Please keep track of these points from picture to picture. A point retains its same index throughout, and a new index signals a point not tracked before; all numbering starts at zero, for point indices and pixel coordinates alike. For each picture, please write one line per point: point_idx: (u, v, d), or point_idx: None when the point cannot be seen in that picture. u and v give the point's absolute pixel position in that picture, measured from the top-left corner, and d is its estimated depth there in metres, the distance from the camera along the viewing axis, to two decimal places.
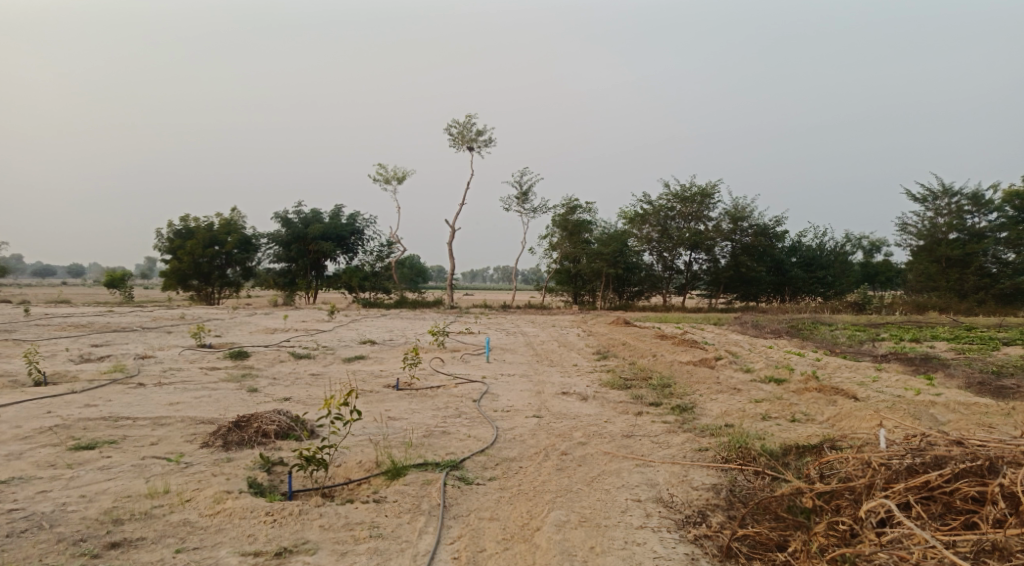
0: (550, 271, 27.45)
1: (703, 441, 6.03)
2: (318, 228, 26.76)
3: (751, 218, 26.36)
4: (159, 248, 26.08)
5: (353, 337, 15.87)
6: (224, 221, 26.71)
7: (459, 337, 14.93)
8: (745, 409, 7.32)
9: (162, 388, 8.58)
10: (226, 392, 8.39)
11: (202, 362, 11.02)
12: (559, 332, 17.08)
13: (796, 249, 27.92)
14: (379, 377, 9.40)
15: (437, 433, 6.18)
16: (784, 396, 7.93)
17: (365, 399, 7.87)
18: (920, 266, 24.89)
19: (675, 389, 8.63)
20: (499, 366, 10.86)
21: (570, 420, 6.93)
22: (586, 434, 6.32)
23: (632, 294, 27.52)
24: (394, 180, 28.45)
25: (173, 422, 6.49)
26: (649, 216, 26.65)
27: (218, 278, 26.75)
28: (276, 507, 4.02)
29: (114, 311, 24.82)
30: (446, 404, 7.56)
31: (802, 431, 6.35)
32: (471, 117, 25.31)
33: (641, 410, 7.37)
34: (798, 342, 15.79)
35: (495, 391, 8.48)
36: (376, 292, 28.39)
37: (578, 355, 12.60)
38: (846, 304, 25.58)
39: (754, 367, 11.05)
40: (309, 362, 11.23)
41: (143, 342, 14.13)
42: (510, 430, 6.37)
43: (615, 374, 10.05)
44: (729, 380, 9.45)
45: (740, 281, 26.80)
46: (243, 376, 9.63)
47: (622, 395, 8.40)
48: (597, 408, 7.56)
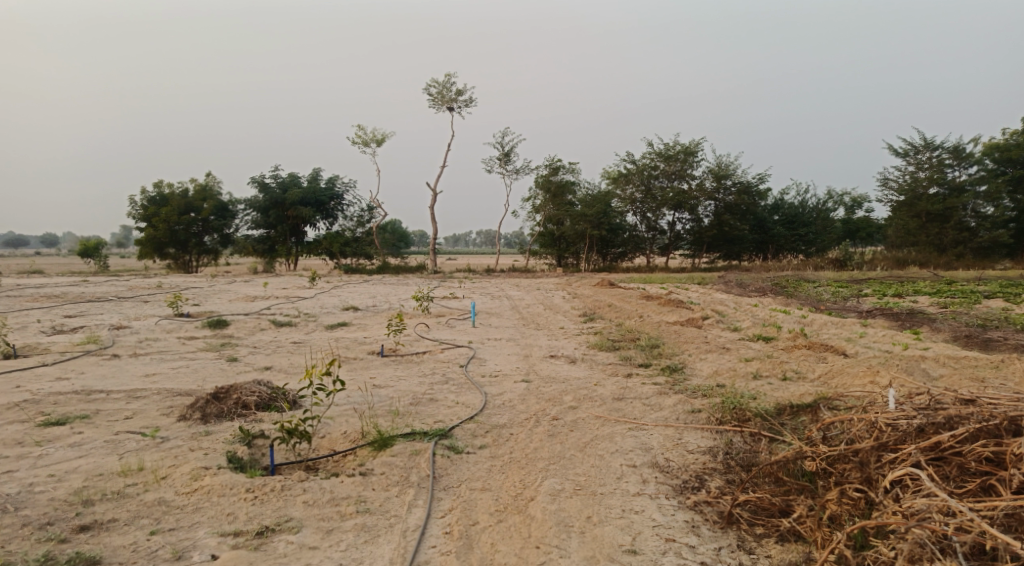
0: (534, 234, 27.20)
1: (696, 402, 5.92)
2: (296, 194, 26.17)
3: (735, 176, 26.16)
4: (132, 216, 25.40)
5: (335, 304, 15.62)
6: (199, 187, 26.03)
7: (444, 301, 14.74)
8: (736, 368, 7.23)
9: (138, 360, 8.31)
10: (205, 362, 8.14)
11: (179, 332, 10.73)
12: (544, 295, 16.94)
13: (779, 207, 27.89)
14: (363, 344, 9.20)
15: (424, 400, 6.00)
16: (775, 355, 7.85)
17: (349, 366, 7.67)
18: (901, 221, 24.99)
19: (665, 350, 8.53)
20: (485, 330, 10.70)
21: (560, 383, 6.80)
22: (576, 398, 6.18)
23: (615, 255, 27.42)
24: (373, 142, 27.85)
25: (149, 395, 6.25)
26: (633, 175, 26.37)
27: (195, 246, 26.19)
28: (257, 483, 3.83)
29: (89, 281, 24.26)
30: (432, 371, 7.39)
31: (795, 389, 6.27)
32: (452, 76, 24.66)
33: (632, 372, 7.25)
34: (784, 299, 15.79)
35: (482, 355, 8.32)
36: (358, 258, 28.00)
37: (564, 318, 12.47)
38: (828, 260, 25.67)
39: (742, 325, 10.98)
40: (290, 330, 10.98)
41: (118, 312, 13.76)
42: (499, 396, 6.21)
43: (603, 336, 9.93)
44: (718, 339, 9.36)
45: (723, 240, 26.74)
46: (222, 346, 9.37)
47: (611, 357, 8.27)
48: (587, 370, 7.43)
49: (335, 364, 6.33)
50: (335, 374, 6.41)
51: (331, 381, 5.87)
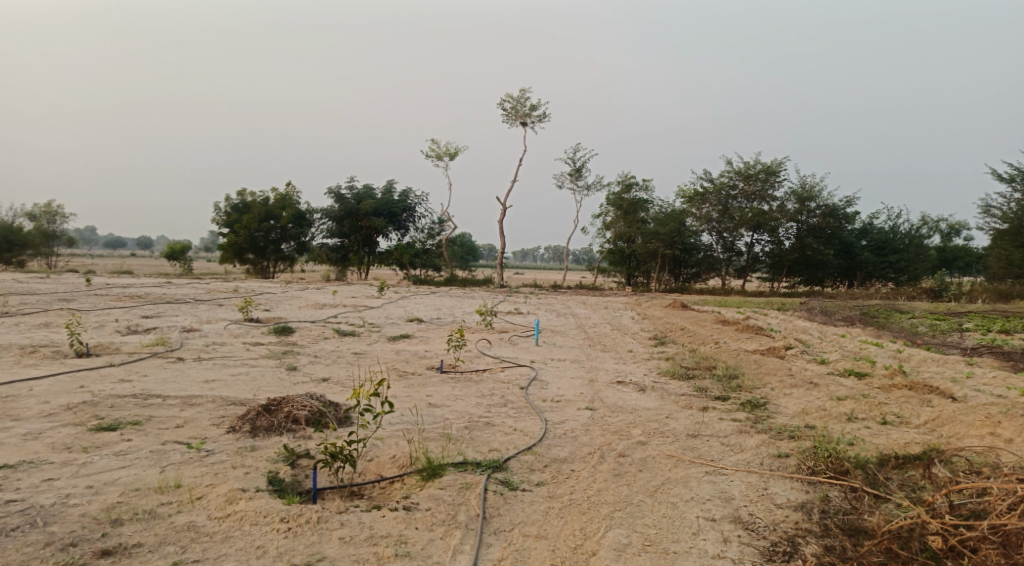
0: (604, 251, 26.64)
1: (781, 445, 5.31)
2: (370, 204, 26.53)
3: (820, 198, 24.86)
4: (216, 222, 26.40)
5: (401, 315, 15.54)
6: (279, 196, 26.83)
7: (510, 317, 14.40)
8: (826, 408, 6.52)
9: (200, 364, 8.30)
10: (264, 370, 8.04)
11: (245, 337, 10.78)
12: (613, 315, 16.37)
13: (867, 232, 26.30)
14: (423, 359, 8.93)
15: (481, 425, 5.62)
16: (870, 394, 7.08)
17: (407, 383, 7.38)
18: (1003, 252, 23.07)
19: (744, 382, 7.86)
20: (550, 350, 10.27)
21: (628, 414, 6.28)
22: (645, 432, 5.66)
23: (688, 275, 26.54)
24: (446, 155, 28.04)
25: (203, 402, 6.12)
26: (709, 194, 25.44)
27: (273, 253, 26.95)
28: (293, 513, 3.57)
29: (173, 283, 25.26)
30: (491, 392, 7.02)
31: (897, 436, 5.55)
32: (527, 91, 24.55)
33: (707, 405, 6.66)
34: (874, 331, 14.64)
35: (545, 378, 7.88)
36: (428, 270, 28.12)
37: (633, 341, 11.89)
38: (920, 290, 23.96)
39: (829, 358, 10.13)
40: (353, 340, 10.86)
41: (193, 314, 14.08)
42: (561, 424, 5.77)
43: (676, 362, 9.32)
44: (803, 373, 8.59)
45: (805, 265, 25.38)
46: (284, 353, 9.29)
47: (684, 386, 7.67)
48: (657, 401, 6.88)
49: (384, 382, 6.06)
50: (385, 392, 6.14)
51: (380, 400, 5.58)
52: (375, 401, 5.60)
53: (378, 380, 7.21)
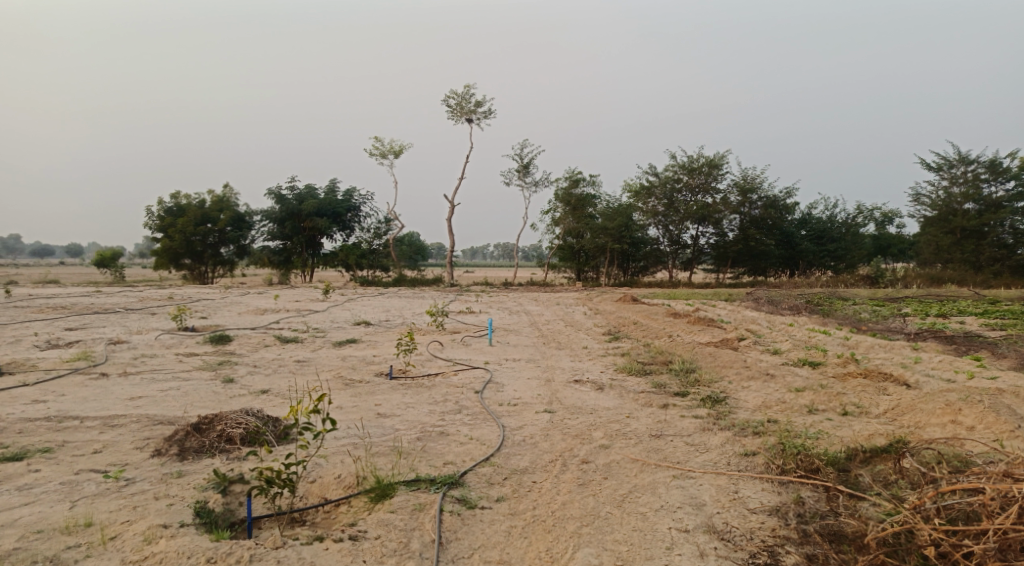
0: (553, 247, 26.50)
1: (746, 442, 5.12)
2: (312, 204, 25.69)
3: (761, 190, 25.27)
4: (149, 226, 25.12)
5: (347, 318, 14.98)
6: (216, 198, 25.72)
7: (461, 317, 14.02)
8: (786, 400, 6.41)
9: (127, 379, 7.66)
10: (197, 384, 7.46)
11: (178, 348, 10.09)
12: (565, 311, 16.17)
13: (806, 222, 26.96)
14: (370, 365, 8.50)
15: (434, 435, 5.27)
16: (827, 384, 7.02)
17: (353, 391, 6.94)
18: (933, 238, 23.94)
19: (702, 377, 7.72)
20: (504, 350, 9.95)
21: (588, 415, 6.03)
22: (607, 434, 5.41)
23: (637, 269, 26.63)
24: (391, 153, 27.42)
25: (126, 423, 5.56)
26: (655, 188, 25.58)
27: (211, 257, 25.83)
28: (223, 553, 3.20)
29: (102, 292, 23.88)
30: (444, 398, 6.66)
31: (861, 428, 5.47)
32: (471, 87, 24.21)
33: (668, 403, 6.47)
34: (820, 319, 14.86)
35: (500, 379, 7.57)
36: (375, 270, 27.44)
37: (587, 337, 11.69)
38: (857, 277, 24.64)
39: (782, 348, 10.13)
40: (296, 347, 10.30)
41: (122, 325, 13.19)
42: (519, 430, 5.46)
43: (632, 358, 9.14)
44: (759, 364, 8.52)
45: (749, 256, 25.78)
46: (220, 364, 8.70)
47: (642, 383, 7.48)
48: (617, 400, 6.65)
49: (324, 395, 5.64)
50: (325, 407, 5.73)
51: (321, 416, 5.16)
52: (317, 416, 5.18)
53: (318, 392, 6.72)
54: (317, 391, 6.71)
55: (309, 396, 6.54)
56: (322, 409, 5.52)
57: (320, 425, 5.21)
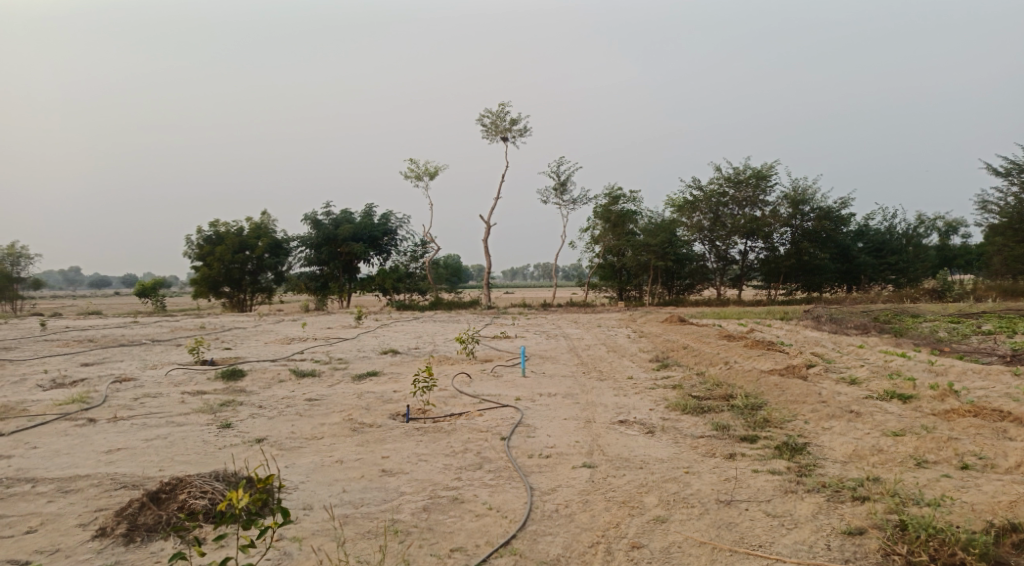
0: (593, 266, 25.37)
1: (847, 515, 3.99)
2: (348, 229, 25.19)
3: (813, 201, 23.75)
4: (188, 255, 24.94)
5: (375, 347, 14.09)
6: (254, 225, 25.46)
7: (495, 343, 12.99)
8: (883, 450, 5.21)
9: (115, 425, 6.84)
10: (189, 430, 6.58)
11: (185, 386, 9.30)
12: (607, 334, 15.02)
13: (863, 233, 25.23)
14: (387, 404, 7.53)
15: (444, 503, 4.25)
16: (930, 426, 5.77)
17: (360, 440, 5.97)
18: (1005, 248, 22.02)
19: (771, 416, 6.54)
20: (539, 381, 8.89)
21: (636, 471, 4.93)
22: (664, 499, 4.32)
23: (682, 287, 25.27)
24: (426, 175, 26.81)
25: (84, 487, 4.68)
26: (700, 203, 24.28)
27: (249, 284, 25.46)
28: None
29: (139, 322, 23.67)
30: (465, 447, 5.64)
31: (993, 488, 4.28)
32: (505, 105, 23.39)
33: (735, 453, 5.34)
34: (893, 339, 13.37)
35: (532, 422, 6.50)
36: (412, 294, 26.68)
37: (632, 365, 10.53)
38: (922, 291, 22.81)
39: (860, 376, 8.82)
40: (312, 382, 9.40)
41: (140, 359, 12.50)
42: (553, 495, 4.42)
43: (685, 391, 7.98)
44: (838, 398, 7.26)
45: (802, 271, 24.18)
46: (223, 405, 7.83)
47: (700, 425, 6.32)
48: (672, 449, 5.52)
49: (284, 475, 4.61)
50: (292, 483, 4.67)
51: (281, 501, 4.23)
52: (275, 488, 4.31)
53: (284, 460, 5.35)
54: (268, 465, 5.23)
55: (285, 456, 5.51)
56: (289, 488, 4.55)
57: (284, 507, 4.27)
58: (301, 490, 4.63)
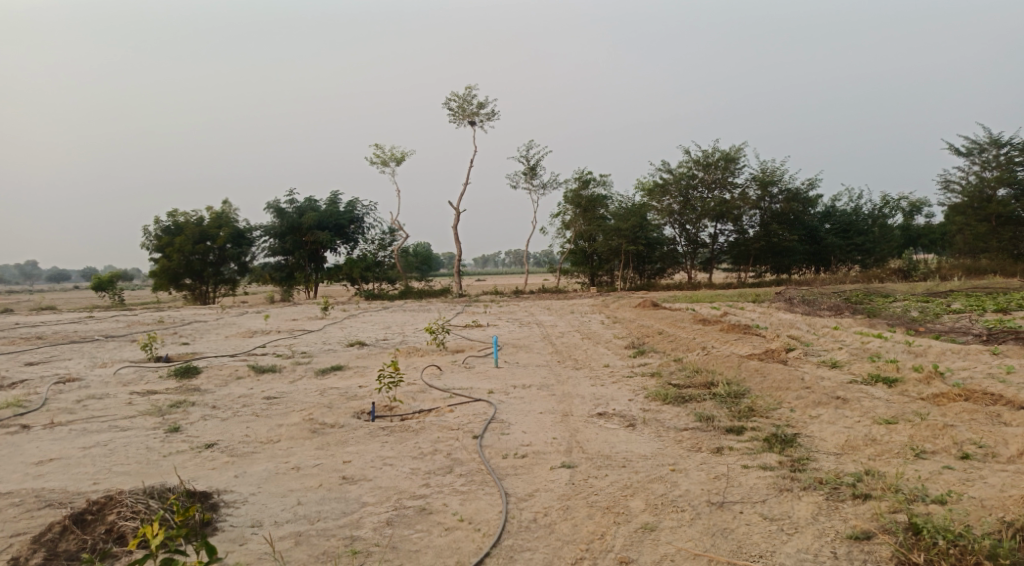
0: (564, 252, 25.03)
1: (846, 517, 3.73)
2: (313, 217, 24.42)
3: (782, 182, 23.65)
4: (146, 247, 23.93)
5: (341, 339, 13.54)
6: (215, 215, 24.51)
7: (466, 333, 12.55)
8: (877, 439, 4.94)
9: (52, 432, 6.26)
10: (133, 436, 6.03)
11: (135, 386, 8.68)
12: (580, 320, 14.69)
13: (830, 215, 25.29)
14: (350, 401, 7.05)
15: (411, 515, 3.86)
16: (922, 412, 5.51)
17: (320, 442, 5.50)
18: (968, 227, 22.18)
19: (756, 404, 6.24)
20: (512, 372, 8.50)
21: (619, 471, 4.57)
22: (652, 502, 3.98)
23: (653, 272, 25.10)
24: (393, 160, 26.15)
25: (3, 507, 4.16)
26: (670, 186, 24.07)
27: (212, 275, 24.57)
28: None
29: (95, 318, 22.65)
30: (433, 447, 5.23)
31: (999, 481, 4.02)
32: (472, 89, 22.85)
33: (722, 446, 5.02)
34: (867, 320, 13.26)
35: (505, 418, 6.10)
36: (381, 283, 26.06)
37: (607, 352, 10.19)
38: (888, 270, 22.93)
39: (840, 359, 8.58)
40: (273, 379, 8.88)
41: (90, 358, 11.77)
42: (530, 501, 4.05)
43: (664, 379, 7.66)
44: (822, 383, 7.00)
45: (771, 253, 24.15)
46: (174, 406, 7.28)
47: (683, 417, 5.98)
48: (655, 444, 5.18)
49: (231, 496, 4.18)
50: (241, 497, 4.23)
51: (226, 525, 3.81)
52: (218, 515, 3.89)
53: (235, 468, 4.88)
54: (216, 474, 4.75)
55: (235, 464, 5.02)
56: (237, 504, 4.12)
57: (227, 526, 3.83)
58: (251, 503, 4.18)
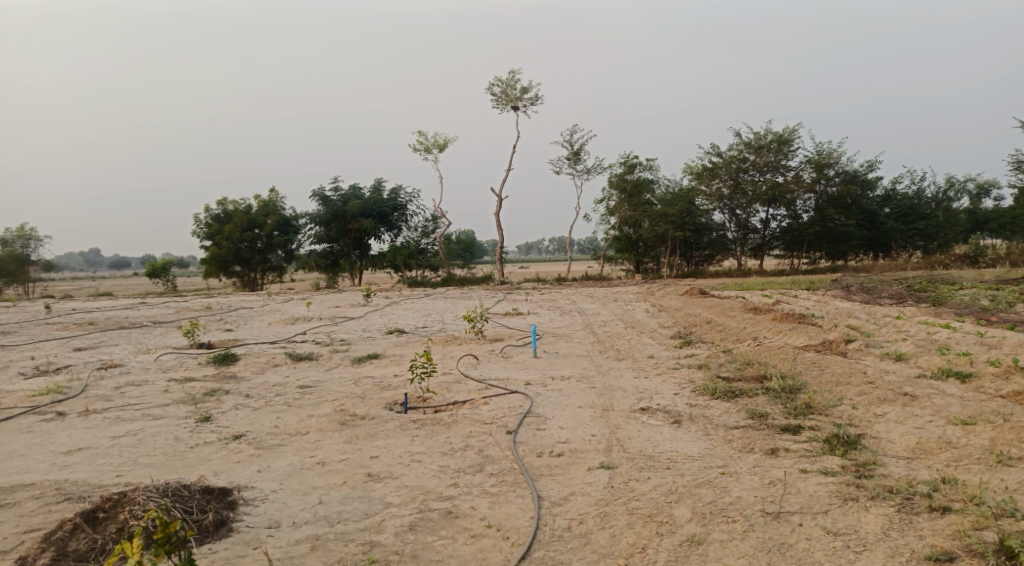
0: (608, 238, 24.49)
1: (921, 533, 3.31)
2: (357, 205, 24.44)
3: (839, 164, 22.53)
4: (196, 234, 24.37)
5: (381, 326, 13.42)
6: (262, 203, 24.78)
7: (506, 321, 12.27)
8: (952, 442, 4.45)
9: (86, 420, 6.23)
10: (164, 426, 5.93)
11: (174, 373, 8.67)
12: (625, 309, 14.25)
13: (890, 198, 24.05)
14: (384, 391, 6.84)
15: (436, 520, 3.60)
16: (1004, 413, 4.98)
17: (349, 435, 5.29)
18: None
19: (813, 401, 5.77)
20: (552, 363, 8.17)
21: (662, 473, 4.21)
22: (698, 510, 3.62)
23: (701, 258, 24.36)
24: (436, 147, 25.96)
25: (25, 499, 4.07)
26: (719, 169, 23.23)
27: (259, 263, 24.90)
28: None
29: (148, 304, 23.21)
30: (465, 443, 4.95)
31: None
32: (515, 72, 22.40)
33: (778, 447, 4.61)
34: (932, 309, 12.46)
35: (542, 412, 5.79)
36: (424, 270, 26.00)
37: (653, 342, 9.77)
38: (953, 256, 21.71)
39: (905, 351, 7.98)
40: (309, 367, 8.75)
41: (136, 344, 11.90)
42: (565, 506, 3.74)
43: (712, 372, 7.23)
44: (887, 378, 6.47)
45: (826, 238, 23.13)
46: (207, 394, 7.18)
47: (733, 413, 5.56)
48: (702, 443, 4.78)
49: (250, 493, 3.99)
50: (262, 494, 4.04)
51: (238, 526, 3.60)
52: (234, 515, 3.70)
53: (259, 462, 4.70)
54: (241, 467, 4.59)
55: (260, 457, 4.85)
56: (256, 501, 3.93)
57: (240, 527, 3.62)
58: (272, 500, 3.98)
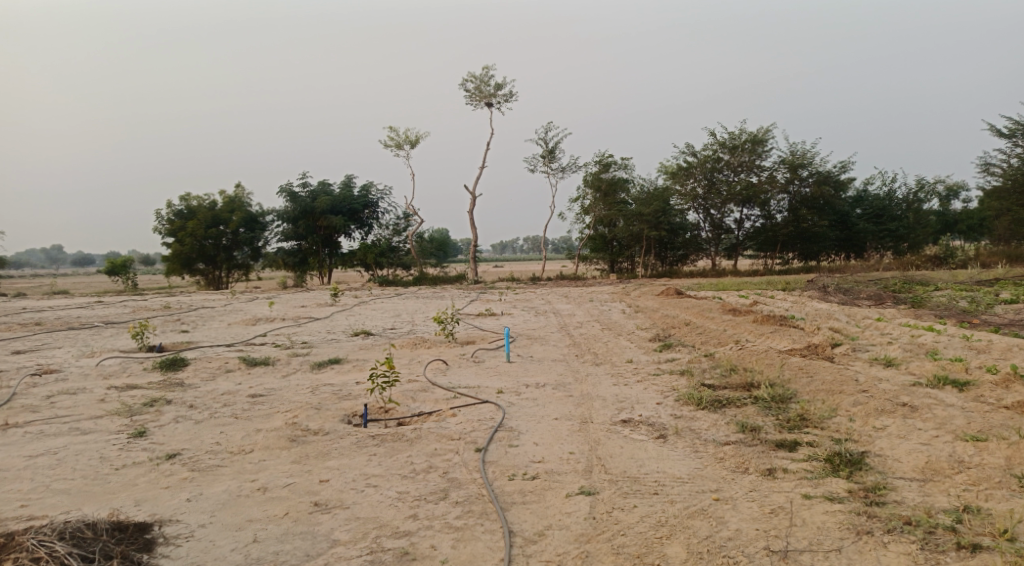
0: (583, 238, 24.08)
1: None
2: (326, 201, 23.67)
3: (812, 164, 22.37)
4: (158, 231, 23.39)
5: (347, 328, 12.77)
6: (227, 198, 23.86)
7: (479, 323, 11.72)
8: (966, 463, 4.05)
9: (5, 435, 5.55)
10: (92, 441, 5.30)
11: (116, 379, 7.96)
12: (601, 309, 13.82)
13: (862, 199, 24.00)
14: (342, 401, 6.25)
15: None
16: (1014, 428, 4.59)
17: (298, 454, 4.72)
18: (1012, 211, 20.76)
19: (808, 412, 5.35)
20: (525, 368, 7.66)
21: (650, 500, 3.73)
22: None
23: (676, 258, 24.08)
24: (407, 143, 25.28)
25: None
26: (694, 168, 22.97)
27: (225, 261, 23.99)
28: None
29: (105, 303, 22.16)
30: (428, 463, 4.41)
31: None
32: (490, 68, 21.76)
33: (776, 467, 4.15)
34: (913, 311, 12.19)
35: (515, 425, 5.27)
36: (395, 269, 25.31)
37: (631, 345, 9.32)
38: (923, 257, 21.70)
39: (895, 356, 7.61)
40: (265, 373, 8.11)
41: (81, 347, 11.07)
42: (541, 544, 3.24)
43: (696, 379, 6.78)
44: (880, 386, 6.08)
45: (799, 239, 22.99)
46: (148, 404, 6.53)
47: (722, 426, 5.10)
48: (691, 463, 4.32)
49: (174, 530, 3.45)
50: (191, 528, 3.51)
51: None
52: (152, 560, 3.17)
53: (192, 487, 4.13)
54: (169, 494, 4.01)
55: (193, 481, 4.27)
56: (179, 539, 3.39)
57: None
58: (199, 537, 3.44)
